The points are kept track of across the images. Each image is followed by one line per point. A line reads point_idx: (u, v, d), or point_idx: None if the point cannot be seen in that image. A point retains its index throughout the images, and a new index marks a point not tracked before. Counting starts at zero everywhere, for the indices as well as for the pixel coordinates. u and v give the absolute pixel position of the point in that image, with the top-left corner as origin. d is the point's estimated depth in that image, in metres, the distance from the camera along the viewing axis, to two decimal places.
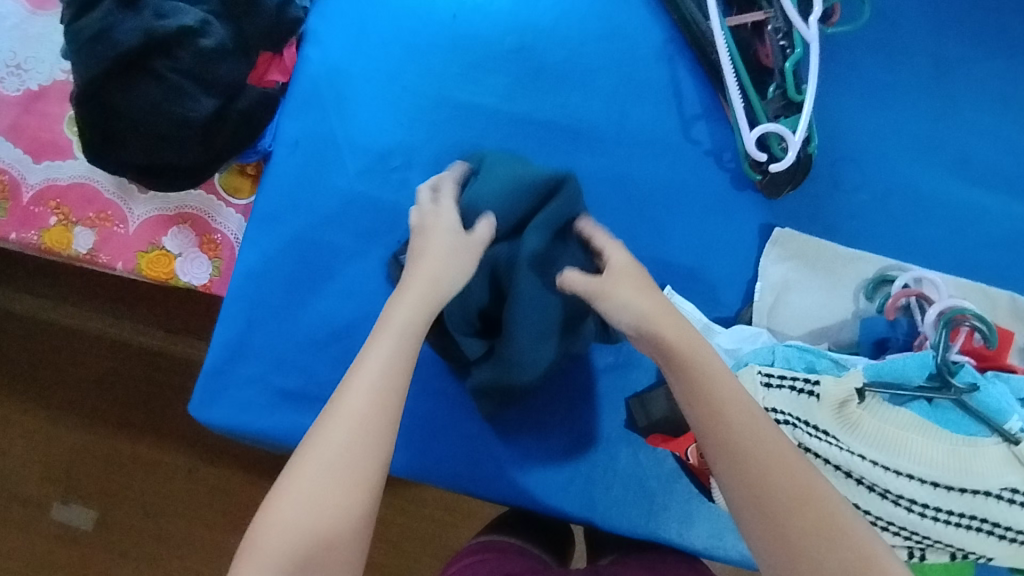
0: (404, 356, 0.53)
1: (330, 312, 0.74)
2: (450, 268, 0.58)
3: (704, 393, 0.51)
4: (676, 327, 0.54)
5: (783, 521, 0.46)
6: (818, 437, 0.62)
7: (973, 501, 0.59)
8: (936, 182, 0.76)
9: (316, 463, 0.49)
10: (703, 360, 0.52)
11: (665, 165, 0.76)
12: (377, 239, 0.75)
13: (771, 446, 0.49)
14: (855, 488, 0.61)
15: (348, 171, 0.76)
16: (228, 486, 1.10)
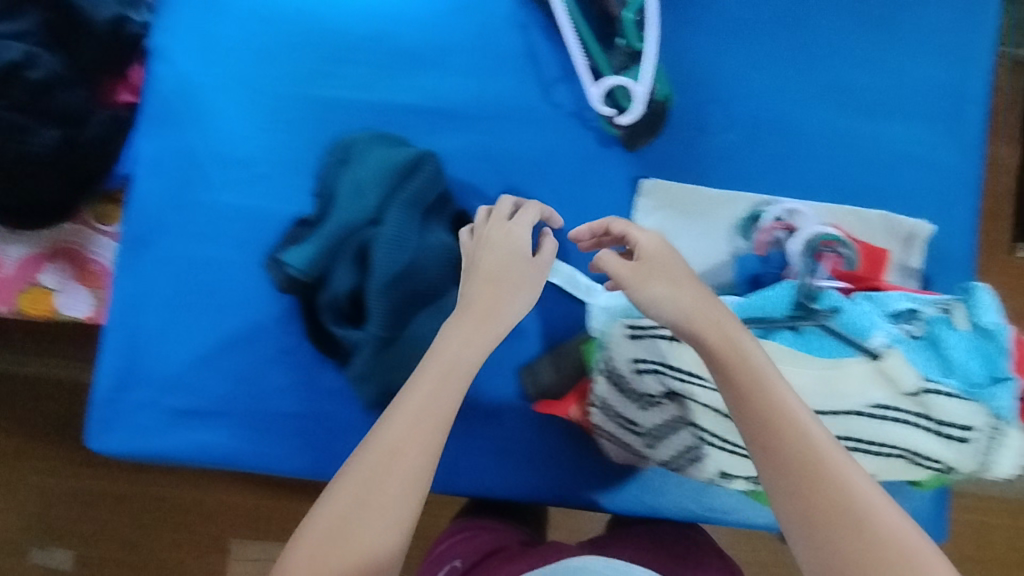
0: (441, 399, 0.51)
1: (213, 326, 0.74)
2: (501, 288, 0.58)
3: (751, 401, 0.48)
4: (721, 335, 0.51)
5: (820, 519, 0.44)
6: (690, 378, 0.61)
7: (844, 421, 0.60)
8: (806, 111, 0.74)
9: (345, 503, 0.47)
10: (760, 368, 0.49)
11: (532, 131, 0.75)
12: (247, 247, 0.74)
13: (832, 463, 0.45)
14: (728, 425, 0.61)
15: (212, 183, 0.75)
16: (202, 508, 1.08)
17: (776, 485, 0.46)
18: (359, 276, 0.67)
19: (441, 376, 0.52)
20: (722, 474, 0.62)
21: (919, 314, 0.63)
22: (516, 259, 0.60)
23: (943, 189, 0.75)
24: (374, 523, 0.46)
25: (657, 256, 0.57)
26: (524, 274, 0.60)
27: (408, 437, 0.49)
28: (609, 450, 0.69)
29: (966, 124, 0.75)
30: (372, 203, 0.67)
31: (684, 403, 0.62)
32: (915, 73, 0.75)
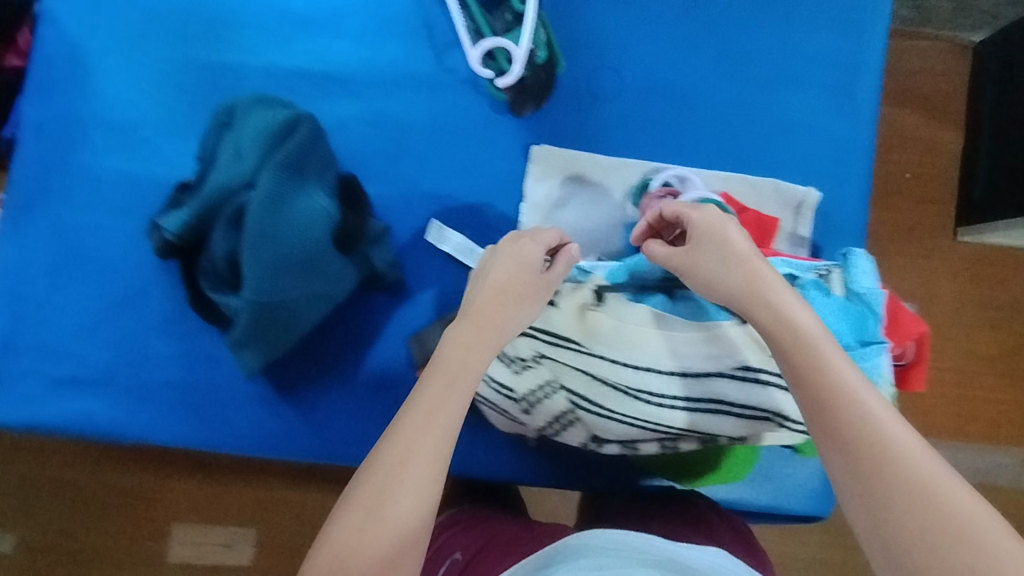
0: (453, 397, 0.50)
1: (96, 293, 0.73)
2: (514, 303, 0.57)
3: (805, 380, 0.47)
4: (770, 315, 0.51)
5: (887, 503, 0.41)
6: (560, 344, 0.63)
7: (710, 383, 0.62)
8: (698, 79, 0.74)
9: (356, 516, 0.45)
10: (819, 346, 0.48)
11: (424, 97, 0.74)
12: (133, 213, 0.73)
13: (892, 442, 0.43)
14: (602, 390, 0.63)
15: (99, 149, 0.74)
16: (140, 494, 1.08)
17: (835, 462, 0.44)
18: (234, 239, 0.65)
19: (449, 379, 0.51)
20: (594, 438, 0.65)
21: (797, 278, 0.63)
22: (528, 268, 0.59)
23: (835, 159, 0.75)
24: (388, 530, 0.45)
25: (703, 233, 0.56)
26: (532, 291, 0.58)
27: (419, 434, 0.48)
28: (494, 419, 0.68)
29: (859, 93, 0.75)
30: (248, 166, 0.65)
31: (557, 367, 0.64)
32: (809, 42, 0.74)
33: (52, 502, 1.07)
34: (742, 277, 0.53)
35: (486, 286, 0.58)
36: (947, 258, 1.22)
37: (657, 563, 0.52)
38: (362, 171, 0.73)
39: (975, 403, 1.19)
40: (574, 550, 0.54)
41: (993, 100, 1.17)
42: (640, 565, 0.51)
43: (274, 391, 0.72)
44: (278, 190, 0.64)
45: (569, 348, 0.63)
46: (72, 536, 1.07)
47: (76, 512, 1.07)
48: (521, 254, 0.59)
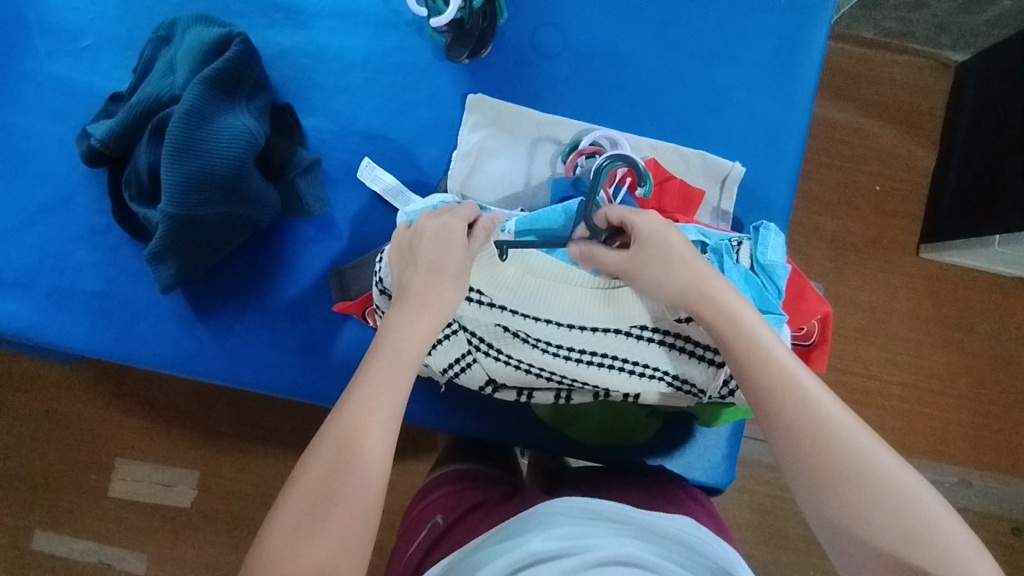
0: (399, 374, 0.51)
1: (25, 196, 0.73)
2: (445, 280, 0.55)
3: (752, 376, 0.49)
4: (715, 311, 0.51)
5: (835, 485, 0.44)
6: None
7: (603, 340, 0.62)
8: (640, 45, 0.75)
9: (307, 498, 0.46)
10: (754, 335, 0.50)
11: (369, 36, 0.75)
12: (68, 121, 0.73)
13: (829, 422, 0.46)
14: (504, 336, 0.64)
15: (39, 54, 0.74)
16: (87, 426, 1.16)
17: (782, 452, 0.47)
18: (158, 151, 0.65)
19: (390, 361, 0.51)
20: (496, 380, 0.67)
21: (706, 244, 0.64)
22: (453, 244, 0.57)
23: (770, 140, 0.75)
24: (343, 506, 0.46)
25: (653, 238, 0.55)
26: (459, 265, 0.56)
27: (367, 408, 0.49)
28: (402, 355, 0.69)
29: (800, 73, 0.75)
30: (179, 81, 0.66)
31: (457, 313, 0.63)
32: (754, 21, 0.75)
33: (15, 426, 1.17)
34: (690, 276, 0.53)
35: (415, 265, 0.56)
36: (907, 275, 1.21)
37: (628, 532, 0.55)
38: (301, 102, 0.75)
39: (917, 419, 1.20)
40: (545, 518, 0.55)
41: (968, 117, 1.16)
42: (612, 533, 0.54)
43: (195, 312, 0.73)
44: (203, 106, 0.64)
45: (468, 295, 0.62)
46: (27, 460, 1.16)
47: (34, 439, 1.16)
48: (446, 231, 0.57)
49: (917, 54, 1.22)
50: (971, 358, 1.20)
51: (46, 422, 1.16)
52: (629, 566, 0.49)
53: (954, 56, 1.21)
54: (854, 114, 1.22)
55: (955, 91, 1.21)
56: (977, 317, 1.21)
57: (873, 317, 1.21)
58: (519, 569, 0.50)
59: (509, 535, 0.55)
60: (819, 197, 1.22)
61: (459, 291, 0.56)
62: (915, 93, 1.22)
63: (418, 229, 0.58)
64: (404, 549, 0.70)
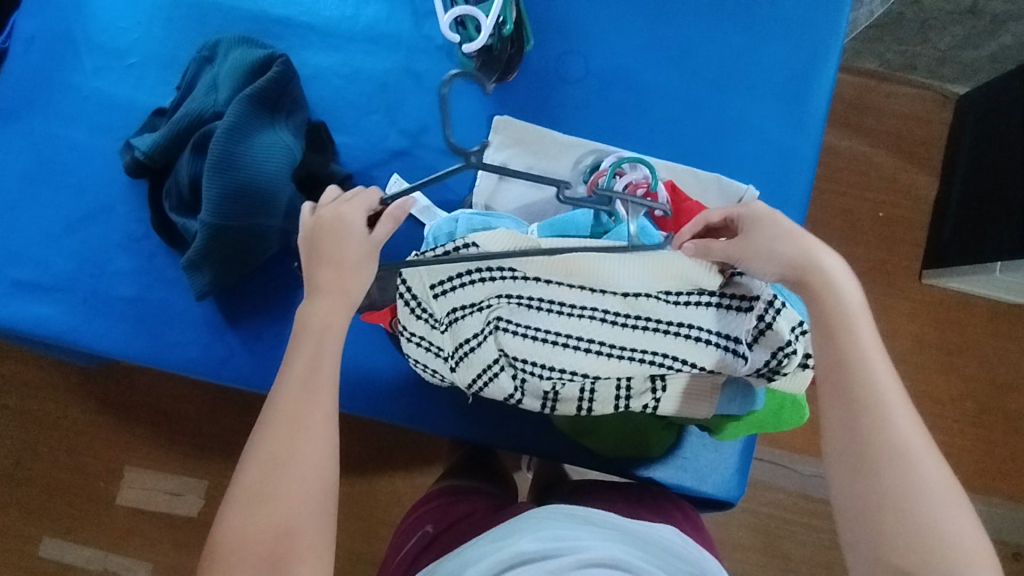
0: (321, 369, 0.55)
1: (66, 204, 0.76)
2: (355, 278, 0.57)
3: (839, 348, 0.52)
4: (822, 288, 0.54)
5: (876, 473, 0.47)
6: (495, 277, 0.63)
7: (643, 304, 0.61)
8: (659, 74, 0.78)
9: (253, 477, 0.50)
10: (853, 322, 0.53)
11: (401, 60, 0.79)
12: (109, 133, 0.77)
13: (892, 415, 0.49)
14: (538, 314, 0.63)
15: (85, 69, 0.78)
16: (101, 430, 1.17)
17: (840, 419, 0.50)
18: (199, 164, 0.69)
19: (317, 339, 0.56)
20: (527, 361, 0.64)
21: None
22: (352, 236, 0.57)
23: (783, 168, 0.78)
24: (293, 469, 0.51)
25: (756, 220, 0.57)
26: (364, 259, 0.57)
27: (295, 401, 0.53)
28: (432, 380, 0.70)
29: (809, 104, 0.79)
30: (221, 98, 0.70)
31: (507, 309, 0.63)
32: (769, 54, 0.79)
33: (30, 431, 1.18)
34: (798, 252, 0.55)
35: (317, 256, 0.57)
36: (909, 299, 1.24)
37: (612, 534, 0.57)
38: (332, 121, 0.78)
39: None
40: (536, 520, 0.58)
41: (969, 148, 1.20)
42: (603, 538, 0.55)
43: (225, 320, 0.76)
44: (242, 122, 0.67)
45: (493, 280, 0.63)
46: (39, 464, 1.18)
47: (47, 444, 1.18)
48: (341, 219, 0.57)
49: (919, 86, 1.27)
50: (972, 383, 1.23)
51: (61, 429, 1.18)
52: (605, 565, 0.51)
53: (955, 89, 1.26)
54: (857, 143, 1.26)
55: (957, 123, 1.25)
56: (977, 344, 1.23)
57: None
58: (508, 568, 0.52)
59: (498, 536, 0.57)
60: (824, 222, 1.25)
61: (364, 279, 0.58)
62: (919, 124, 1.26)
63: (321, 219, 0.58)
64: (394, 553, 0.72)
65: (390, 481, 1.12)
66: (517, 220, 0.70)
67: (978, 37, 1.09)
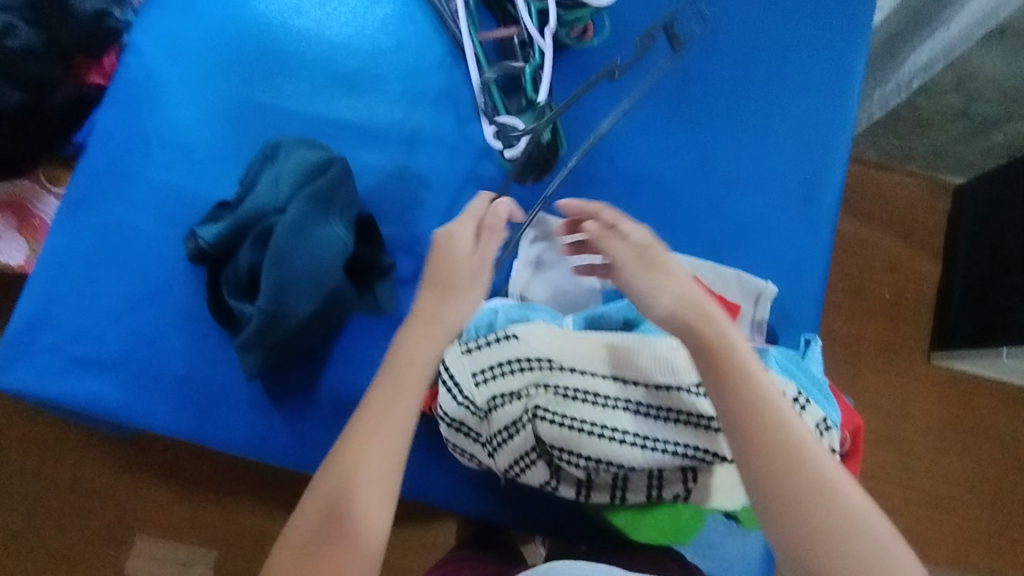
0: (390, 419, 0.58)
1: (127, 285, 0.81)
2: (465, 304, 0.64)
3: (740, 394, 0.56)
4: (713, 331, 0.58)
5: (804, 513, 0.52)
6: (532, 367, 0.67)
7: (671, 396, 0.65)
8: (682, 175, 0.85)
9: (313, 520, 0.55)
10: (745, 364, 0.57)
11: (444, 159, 0.86)
12: (173, 220, 0.83)
13: (804, 453, 0.54)
14: (573, 404, 0.65)
15: (156, 163, 0.85)
16: (115, 497, 1.17)
17: (757, 471, 0.54)
18: (258, 254, 0.75)
19: (388, 396, 0.59)
20: (561, 450, 0.65)
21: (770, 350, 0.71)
22: (460, 253, 0.64)
23: (797, 263, 0.83)
24: (350, 519, 0.55)
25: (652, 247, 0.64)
26: (473, 277, 0.64)
27: (362, 448, 0.57)
28: (465, 462, 0.74)
29: (820, 205, 0.85)
30: (282, 195, 0.76)
31: (544, 396, 0.66)
32: (781, 159, 0.85)
33: (40, 499, 1.16)
34: (680, 295, 0.60)
35: (427, 279, 0.64)
36: (919, 379, 1.27)
37: None
38: (379, 213, 0.85)
39: (936, 525, 1.21)
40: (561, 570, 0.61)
41: (967, 236, 1.27)
42: None
43: (270, 399, 0.79)
44: (304, 218, 0.73)
45: (529, 369, 0.67)
46: (48, 532, 1.15)
47: (57, 511, 1.16)
48: (453, 238, 0.65)
49: (919, 175, 1.34)
50: (984, 464, 1.24)
51: (72, 494, 1.16)
52: None
53: (952, 179, 1.33)
54: (863, 229, 1.33)
55: (955, 211, 1.32)
56: (985, 425, 1.25)
57: (888, 419, 1.25)
58: None
59: None
60: (832, 303, 1.30)
61: (464, 304, 0.64)
62: (920, 212, 1.33)
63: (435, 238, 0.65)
64: None
65: (404, 554, 1.12)
66: (553, 312, 0.75)
67: (972, 137, 1.18)
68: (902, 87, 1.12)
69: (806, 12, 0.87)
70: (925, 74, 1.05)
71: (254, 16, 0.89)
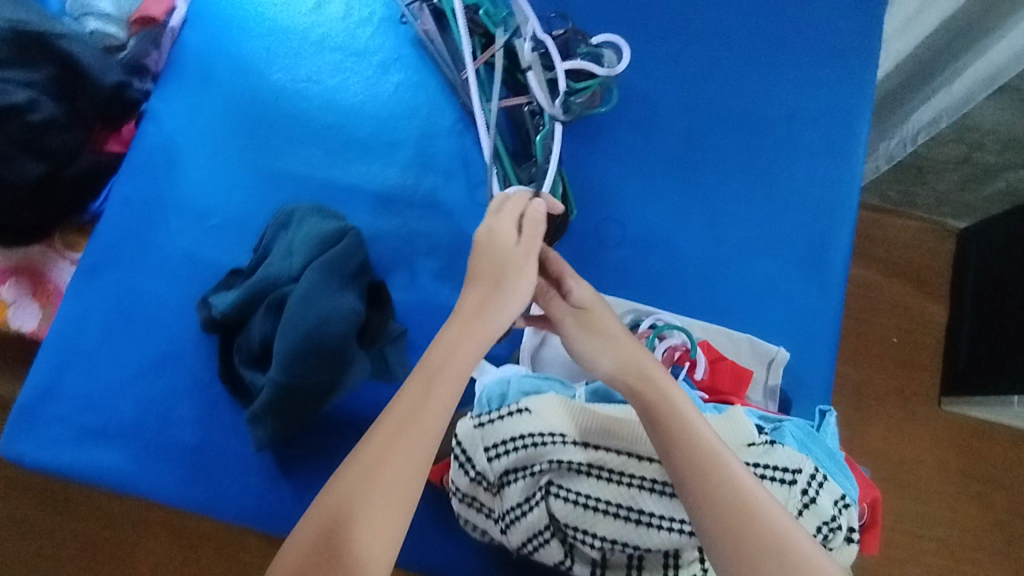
0: (416, 430, 0.56)
1: (138, 353, 0.81)
2: (510, 298, 0.62)
3: (686, 451, 0.56)
4: (653, 389, 0.60)
5: (759, 571, 0.52)
6: (547, 442, 0.66)
7: None
8: (691, 237, 0.85)
9: (316, 531, 0.53)
10: (688, 420, 0.58)
11: (455, 223, 0.87)
12: (187, 286, 0.84)
13: (754, 509, 0.54)
14: (586, 481, 0.65)
15: (170, 230, 0.86)
16: (117, 554, 1.15)
17: (706, 526, 0.54)
18: (269, 324, 0.75)
19: (410, 407, 0.57)
20: (575, 529, 0.65)
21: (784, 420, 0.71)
22: (504, 246, 0.63)
23: (809, 326, 0.83)
24: (355, 535, 0.52)
25: (592, 306, 0.66)
26: (517, 272, 0.63)
27: (379, 456, 0.55)
28: (477, 536, 0.73)
29: (830, 265, 0.85)
30: (295, 265, 0.77)
31: (556, 472, 0.66)
32: (789, 220, 0.86)
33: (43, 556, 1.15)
34: (621, 356, 0.63)
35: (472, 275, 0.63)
36: (932, 428, 1.26)
37: None
38: (390, 278, 0.85)
39: None
40: None
41: (973, 283, 1.26)
42: None
43: (280, 469, 0.78)
44: (316, 290, 0.74)
45: (542, 444, 0.66)
46: None
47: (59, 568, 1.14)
48: (495, 233, 0.64)
49: (922, 220, 1.35)
50: (1001, 515, 1.21)
51: (75, 551, 1.15)
52: None
53: (956, 224, 1.34)
54: (869, 277, 1.33)
55: (960, 257, 1.32)
56: (1000, 476, 1.23)
57: (901, 469, 1.23)
58: None
59: None
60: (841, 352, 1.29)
61: (510, 301, 0.62)
62: (925, 258, 1.33)
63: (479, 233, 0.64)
64: None
65: None
66: (564, 381, 0.75)
67: (975, 183, 1.19)
68: (906, 142, 1.15)
69: (808, 76, 0.89)
70: (928, 131, 1.09)
71: (269, 84, 0.91)
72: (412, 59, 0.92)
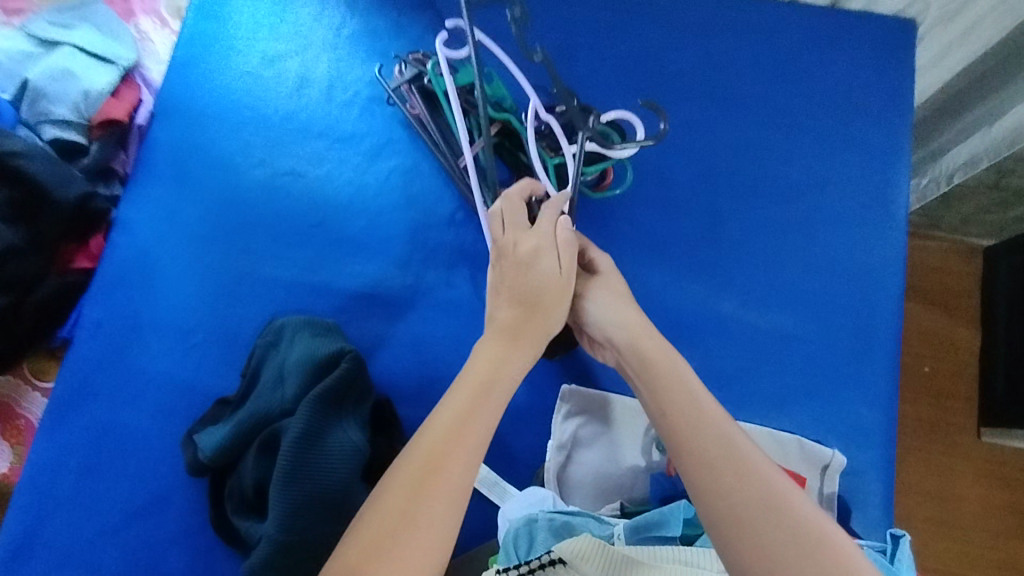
0: (426, 499, 0.48)
1: (122, 499, 0.73)
2: (541, 326, 0.60)
3: (679, 403, 0.55)
4: (656, 342, 0.60)
5: (752, 526, 0.48)
6: None
7: None
8: (724, 325, 0.77)
9: None
10: (684, 378, 0.57)
11: (462, 325, 0.79)
12: (172, 419, 0.75)
13: (747, 461, 0.51)
14: None
15: (150, 353, 0.78)
16: None
17: (696, 482, 0.52)
18: (264, 467, 0.67)
19: (417, 489, 0.49)
20: None
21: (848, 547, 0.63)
22: (538, 268, 0.60)
23: (863, 418, 0.74)
24: None
25: (605, 272, 0.65)
26: (551, 296, 0.60)
27: (385, 521, 0.47)
28: None
29: (880, 346, 0.76)
30: (288, 394, 0.69)
31: None
32: (831, 299, 0.77)
33: None
34: (621, 311, 0.62)
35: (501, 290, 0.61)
36: (988, 480, 1.16)
37: None
38: (395, 393, 0.77)
39: None
40: None
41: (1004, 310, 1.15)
42: None
43: None
44: (315, 427, 0.66)
45: None
46: None
47: None
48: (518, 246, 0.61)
49: (946, 240, 1.24)
50: None
51: None
52: None
53: (980, 240, 1.23)
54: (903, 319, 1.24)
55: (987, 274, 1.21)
56: None
57: (959, 528, 1.13)
58: None
59: None
60: None
61: (547, 325, 0.60)
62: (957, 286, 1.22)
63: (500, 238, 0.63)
64: None
65: None
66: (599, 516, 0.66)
67: (998, 207, 1.08)
68: (941, 181, 1.07)
69: (834, 137, 0.81)
70: (967, 171, 1.00)
71: (252, 182, 0.82)
72: (404, 143, 0.84)
